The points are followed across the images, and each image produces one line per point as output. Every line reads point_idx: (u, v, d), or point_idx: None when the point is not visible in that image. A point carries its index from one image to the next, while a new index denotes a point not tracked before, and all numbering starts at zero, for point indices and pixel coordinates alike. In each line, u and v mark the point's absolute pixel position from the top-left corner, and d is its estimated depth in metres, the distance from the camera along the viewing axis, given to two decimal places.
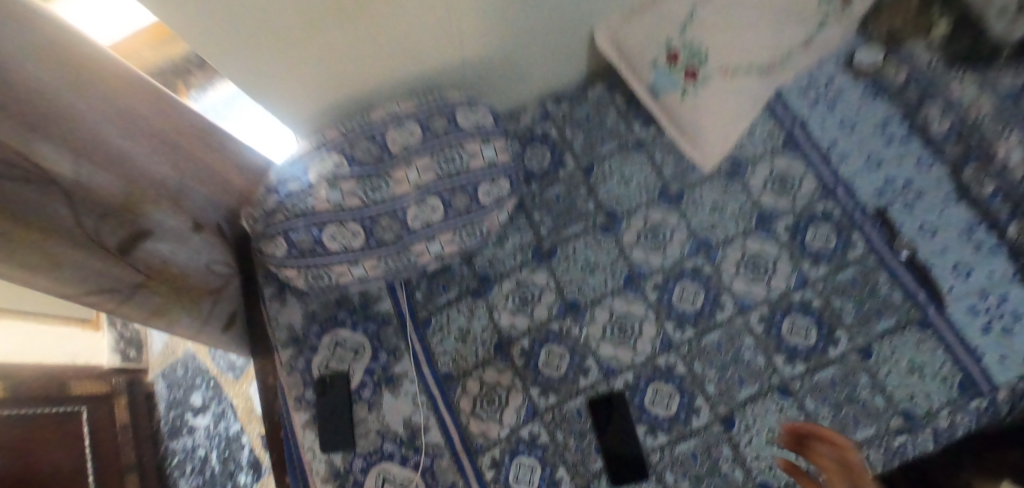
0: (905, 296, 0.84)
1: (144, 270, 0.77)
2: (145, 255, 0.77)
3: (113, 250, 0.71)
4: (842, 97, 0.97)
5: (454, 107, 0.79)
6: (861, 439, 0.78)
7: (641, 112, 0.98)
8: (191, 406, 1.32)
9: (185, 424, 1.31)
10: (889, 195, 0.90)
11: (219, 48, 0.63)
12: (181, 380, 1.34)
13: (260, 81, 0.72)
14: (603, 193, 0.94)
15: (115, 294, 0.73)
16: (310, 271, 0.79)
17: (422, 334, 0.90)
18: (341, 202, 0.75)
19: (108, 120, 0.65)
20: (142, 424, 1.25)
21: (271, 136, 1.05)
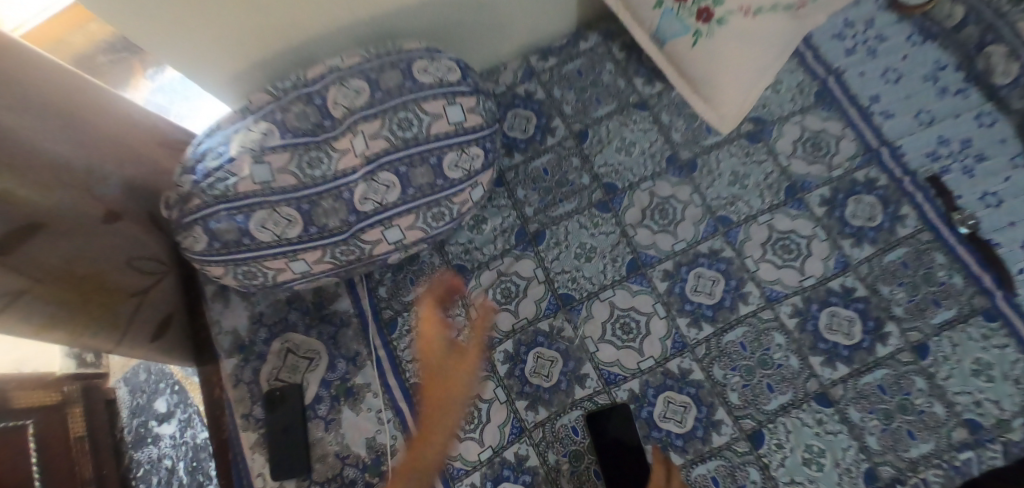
0: (967, 280, 0.69)
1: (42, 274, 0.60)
2: (38, 256, 0.60)
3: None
4: (886, 44, 0.82)
5: (411, 59, 0.64)
6: (916, 457, 0.63)
7: (645, 68, 0.83)
8: (156, 414, 0.96)
9: (149, 434, 0.94)
10: (943, 159, 0.75)
11: None
12: (144, 384, 0.97)
13: (160, 31, 0.56)
14: (601, 163, 0.79)
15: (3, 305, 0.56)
16: (238, 268, 0.63)
17: (386, 338, 0.76)
18: (270, 181, 0.60)
19: None
20: (102, 436, 0.87)
21: None
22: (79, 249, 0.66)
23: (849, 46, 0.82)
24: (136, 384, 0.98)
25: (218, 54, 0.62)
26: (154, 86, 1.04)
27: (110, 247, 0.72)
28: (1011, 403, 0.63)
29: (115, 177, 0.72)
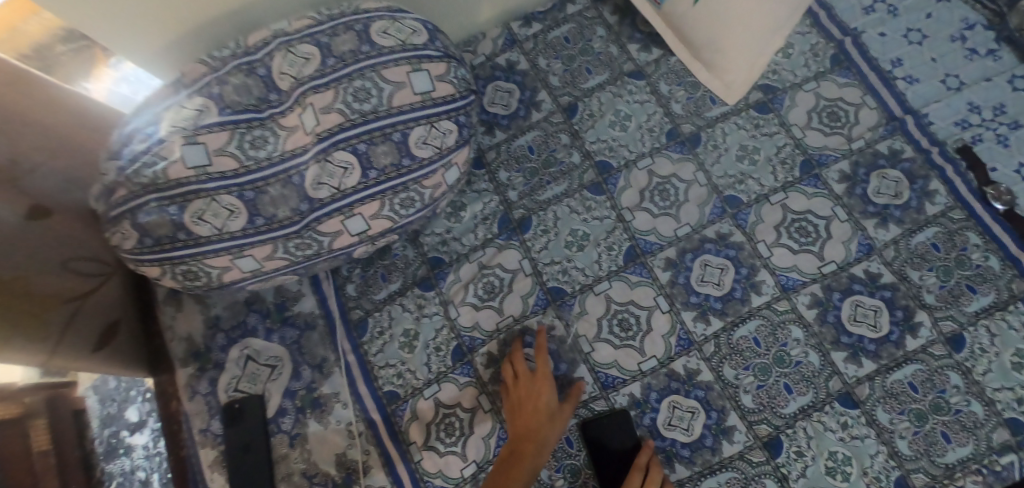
0: (1005, 262, 0.61)
1: None
2: None
3: None
4: (906, 1, 0.73)
5: (369, 22, 0.55)
6: (954, 463, 0.56)
7: (639, 33, 0.75)
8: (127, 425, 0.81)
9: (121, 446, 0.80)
10: (974, 127, 0.67)
11: None
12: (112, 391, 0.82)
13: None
14: (593, 141, 0.70)
15: None
16: (177, 268, 0.55)
17: (356, 342, 0.67)
18: (205, 165, 0.51)
19: None
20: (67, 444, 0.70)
21: None
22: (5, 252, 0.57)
23: (866, 4, 0.73)
24: (107, 393, 0.82)
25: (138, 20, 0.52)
26: (119, 76, 0.85)
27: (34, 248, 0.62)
28: None
29: (42, 168, 0.63)
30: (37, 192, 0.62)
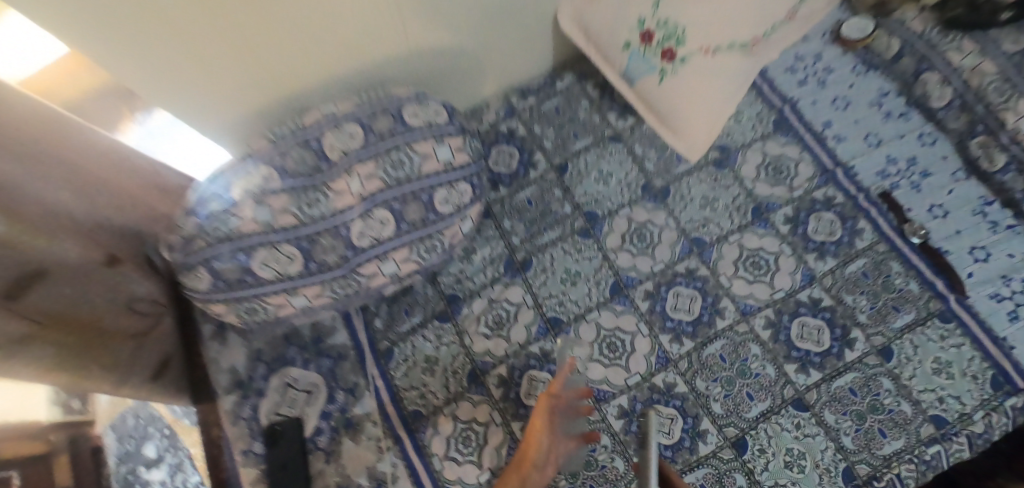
0: (922, 287, 0.75)
1: (40, 318, 0.61)
2: (37, 302, 0.61)
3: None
4: (832, 75, 0.90)
5: (401, 103, 0.68)
6: (890, 454, 0.67)
7: (616, 104, 0.90)
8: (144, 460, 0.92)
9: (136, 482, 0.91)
10: (892, 176, 0.81)
11: (102, 49, 0.52)
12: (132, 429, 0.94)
13: (163, 86, 0.60)
14: (581, 193, 0.84)
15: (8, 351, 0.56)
16: (241, 306, 0.66)
17: (384, 368, 0.78)
18: (271, 222, 0.63)
19: None
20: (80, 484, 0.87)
21: (205, 158, 0.91)
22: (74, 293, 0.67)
23: (800, 78, 0.90)
24: (125, 431, 0.94)
25: (208, 92, 0.64)
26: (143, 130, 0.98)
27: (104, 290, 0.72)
28: (970, 397, 0.69)
29: (112, 220, 0.72)
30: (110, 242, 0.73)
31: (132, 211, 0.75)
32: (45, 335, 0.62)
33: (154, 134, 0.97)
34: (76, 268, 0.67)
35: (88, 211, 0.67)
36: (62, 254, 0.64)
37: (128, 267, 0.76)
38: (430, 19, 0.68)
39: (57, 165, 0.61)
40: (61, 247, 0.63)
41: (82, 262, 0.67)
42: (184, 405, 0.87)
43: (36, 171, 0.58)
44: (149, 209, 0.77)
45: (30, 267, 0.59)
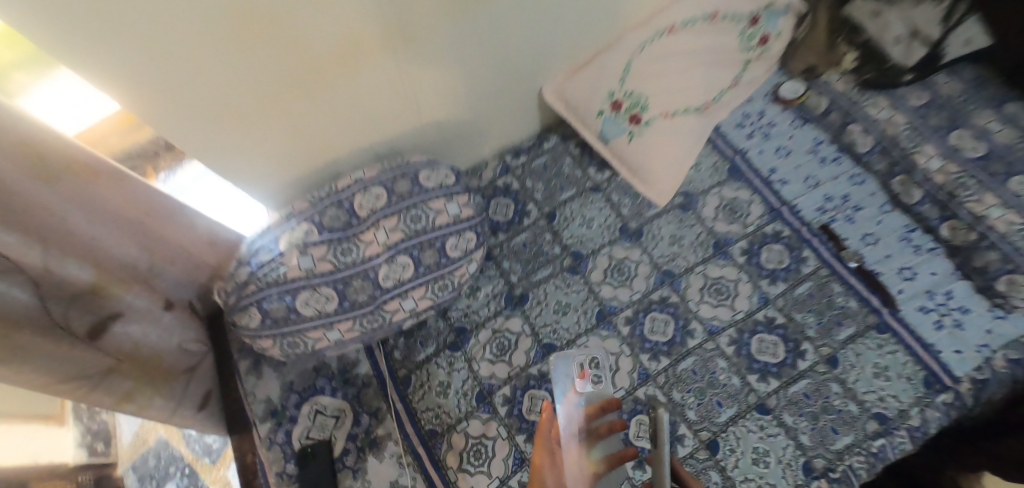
0: (860, 303, 0.88)
1: (113, 355, 0.73)
2: (112, 341, 0.73)
3: (82, 337, 0.68)
4: (775, 128, 1.06)
5: (417, 168, 0.84)
6: (841, 448, 0.79)
7: (594, 159, 1.07)
8: None
9: None
10: (830, 212, 0.96)
11: (195, 136, 0.67)
12: (153, 471, 1.11)
13: (231, 161, 0.75)
14: (568, 235, 0.99)
15: (85, 382, 0.69)
16: (284, 340, 0.78)
17: (403, 393, 0.89)
18: (312, 268, 0.76)
19: (80, 210, 0.64)
20: None
21: (234, 204, 1.03)
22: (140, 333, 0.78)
23: (747, 132, 1.07)
24: (148, 471, 1.11)
25: (264, 160, 0.79)
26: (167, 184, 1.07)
27: (167, 331, 0.84)
28: (907, 396, 0.81)
29: (167, 272, 0.82)
30: (169, 290, 0.85)
31: (184, 262, 0.85)
32: (118, 368, 0.74)
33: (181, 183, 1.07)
34: (140, 313, 0.78)
35: (155, 264, 0.79)
36: (135, 301, 0.76)
37: (182, 310, 0.88)
38: (440, 98, 0.86)
39: (125, 223, 0.71)
40: (132, 292, 0.76)
41: (151, 307, 0.80)
42: (217, 438, 1.10)
43: (120, 235, 0.71)
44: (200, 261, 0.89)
45: (109, 309, 0.73)
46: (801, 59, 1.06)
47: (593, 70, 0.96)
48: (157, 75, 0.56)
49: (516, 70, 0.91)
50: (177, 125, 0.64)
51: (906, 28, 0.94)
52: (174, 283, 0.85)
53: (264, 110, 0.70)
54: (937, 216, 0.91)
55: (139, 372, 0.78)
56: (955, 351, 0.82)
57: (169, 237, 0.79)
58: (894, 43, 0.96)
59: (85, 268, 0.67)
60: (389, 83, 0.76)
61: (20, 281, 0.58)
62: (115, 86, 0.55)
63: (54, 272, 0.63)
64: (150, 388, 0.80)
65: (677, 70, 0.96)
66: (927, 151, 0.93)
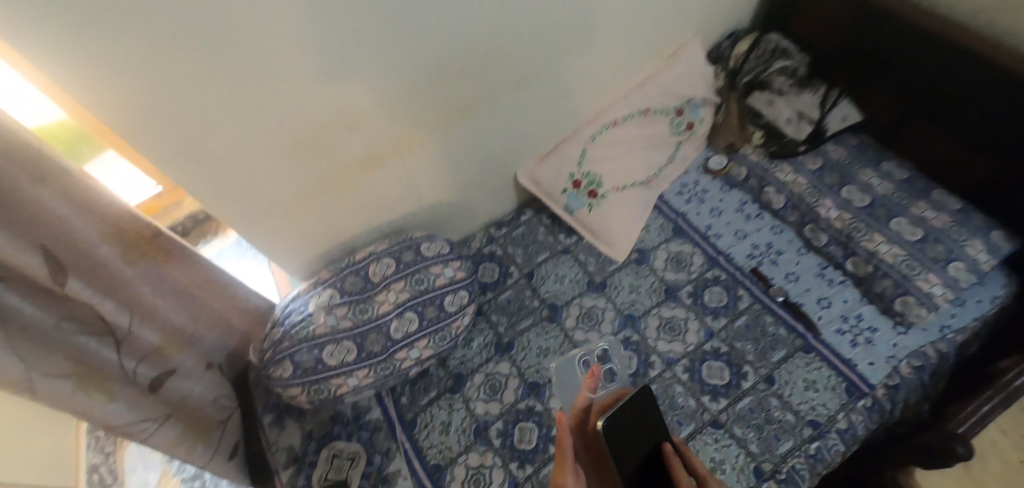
0: (788, 330, 1.06)
1: (168, 404, 0.88)
2: (168, 392, 0.88)
3: (146, 387, 0.83)
4: (708, 192, 1.30)
5: (419, 242, 1.06)
6: (784, 452, 0.93)
7: (563, 227, 1.29)
8: None
9: None
10: (757, 257, 1.17)
11: (252, 221, 0.96)
12: None
13: (272, 239, 1.02)
14: (544, 290, 1.18)
15: (150, 424, 0.82)
16: (311, 387, 0.94)
17: (410, 433, 1.02)
18: (336, 325, 0.95)
19: (149, 283, 0.83)
20: None
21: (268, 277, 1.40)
22: (191, 388, 0.93)
23: (686, 196, 1.30)
24: None
25: (296, 240, 1.05)
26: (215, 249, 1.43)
27: (209, 387, 0.97)
28: (833, 403, 0.97)
29: (206, 337, 0.99)
30: (208, 353, 1.00)
31: (220, 328, 1.02)
32: (175, 416, 0.88)
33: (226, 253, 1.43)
34: (190, 371, 0.93)
35: (198, 329, 0.96)
36: (184, 361, 0.92)
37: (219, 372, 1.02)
38: (432, 188, 1.15)
39: (177, 290, 0.89)
40: (184, 353, 0.92)
41: (195, 366, 0.95)
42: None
43: (177, 303, 0.90)
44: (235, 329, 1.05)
45: (167, 366, 0.88)
46: (721, 139, 1.33)
47: (557, 159, 1.24)
48: (233, 179, 0.87)
49: (490, 160, 1.19)
50: (240, 214, 0.93)
51: (794, 112, 1.23)
52: (212, 347, 1.00)
53: (300, 202, 0.99)
54: (840, 254, 1.11)
55: (189, 419, 0.91)
56: (869, 363, 0.99)
57: (212, 304, 0.98)
58: (788, 123, 1.23)
59: (153, 334, 0.85)
60: (393, 180, 1.07)
61: (106, 341, 0.77)
62: (209, 188, 0.86)
63: (133, 334, 0.81)
64: (197, 433, 0.92)
65: (619, 156, 1.24)
66: (826, 204, 1.15)
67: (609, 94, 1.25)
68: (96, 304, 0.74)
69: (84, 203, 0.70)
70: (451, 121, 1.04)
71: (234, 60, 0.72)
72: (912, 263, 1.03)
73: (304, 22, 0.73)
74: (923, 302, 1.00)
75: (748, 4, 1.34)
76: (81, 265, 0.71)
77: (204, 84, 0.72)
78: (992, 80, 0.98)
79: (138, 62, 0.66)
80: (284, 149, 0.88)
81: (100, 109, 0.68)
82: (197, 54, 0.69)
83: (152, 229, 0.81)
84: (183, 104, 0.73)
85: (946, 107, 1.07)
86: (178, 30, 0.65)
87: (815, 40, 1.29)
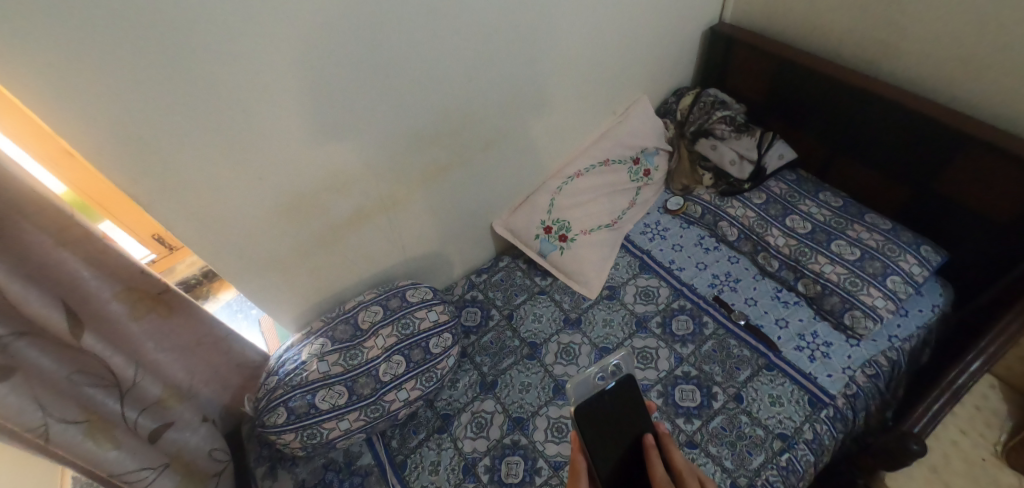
0: (752, 350, 1.14)
1: (166, 454, 0.92)
2: (166, 443, 0.93)
3: (145, 437, 0.89)
4: (669, 230, 1.42)
5: (404, 289, 1.15)
6: (757, 465, 0.98)
7: (539, 270, 1.40)
8: None
9: None
10: (718, 285, 1.27)
11: (249, 277, 1.05)
12: None
13: (270, 294, 1.11)
14: (524, 330, 1.26)
15: (150, 472, 0.87)
16: (304, 432, 0.99)
17: (401, 476, 1.05)
18: (328, 370, 1.02)
19: (150, 338, 0.92)
20: None
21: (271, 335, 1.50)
22: (186, 439, 0.98)
23: (649, 235, 1.42)
24: None
25: (291, 295, 1.15)
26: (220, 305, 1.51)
27: (205, 439, 1.02)
28: (798, 415, 1.03)
29: (202, 392, 1.05)
30: (205, 408, 1.06)
31: (216, 383, 1.09)
32: (171, 465, 0.93)
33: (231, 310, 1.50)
34: (186, 423, 0.99)
35: (195, 384, 1.03)
36: (182, 413, 0.98)
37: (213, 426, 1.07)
38: (416, 240, 1.26)
39: (177, 345, 0.98)
40: (182, 404, 0.98)
41: (193, 418, 1.00)
42: None
43: (177, 358, 0.99)
44: (231, 383, 1.12)
45: (165, 418, 0.94)
46: (677, 181, 1.49)
47: (527, 208, 1.36)
48: (233, 240, 0.98)
49: (469, 212, 1.31)
50: (239, 271, 1.03)
51: (735, 154, 1.36)
52: (208, 401, 1.07)
53: (295, 259, 1.09)
54: (792, 276, 1.22)
55: (185, 470, 0.96)
56: (827, 375, 1.07)
57: (208, 359, 1.06)
58: (732, 164, 1.36)
59: (155, 386, 0.92)
60: (380, 236, 1.18)
61: (111, 392, 0.84)
62: (211, 249, 0.97)
63: (138, 385, 0.89)
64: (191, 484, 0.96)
65: (584, 201, 1.36)
66: (775, 232, 1.26)
67: (572, 148, 1.39)
68: (104, 357, 0.83)
69: (102, 264, 0.82)
70: (431, 178, 1.17)
71: (236, 138, 0.87)
72: (854, 280, 1.12)
73: (294, 105, 0.89)
74: (868, 314, 1.08)
75: (687, 66, 1.53)
76: (94, 320, 0.82)
77: (211, 160, 0.87)
78: (893, 115, 1.14)
79: (158, 145, 0.81)
80: (279, 212, 1.00)
81: (126, 184, 0.82)
82: (206, 136, 0.84)
83: (161, 287, 0.92)
84: (192, 178, 0.87)
85: (867, 140, 1.22)
86: (190, 117, 0.81)
87: (747, 94, 1.48)
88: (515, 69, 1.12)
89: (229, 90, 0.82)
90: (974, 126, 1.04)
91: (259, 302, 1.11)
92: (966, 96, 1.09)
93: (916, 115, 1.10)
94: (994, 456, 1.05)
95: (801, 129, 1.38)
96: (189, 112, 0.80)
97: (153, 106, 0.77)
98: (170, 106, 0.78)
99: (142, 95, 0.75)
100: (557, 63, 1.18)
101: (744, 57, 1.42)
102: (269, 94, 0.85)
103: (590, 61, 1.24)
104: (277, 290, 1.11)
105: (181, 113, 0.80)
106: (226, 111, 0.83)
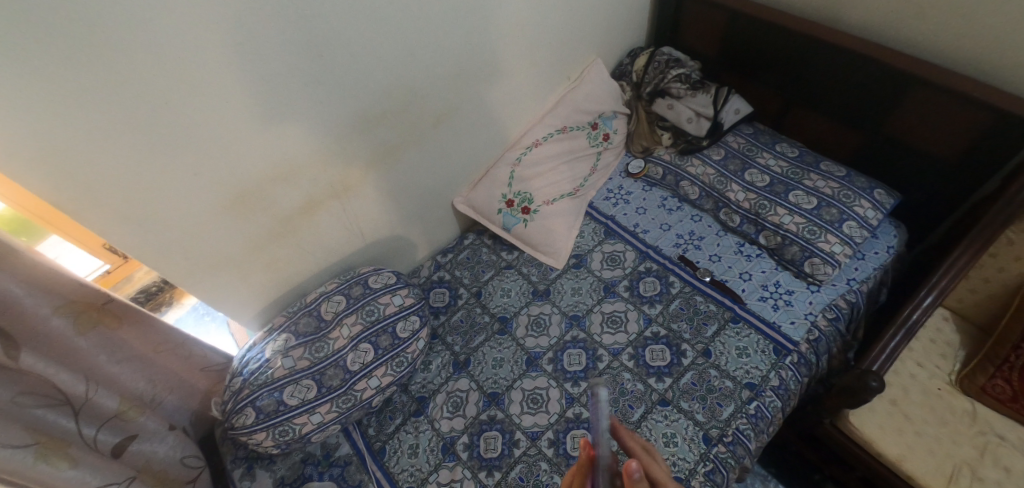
0: (717, 305, 1.16)
1: (133, 467, 0.90)
2: (132, 456, 0.90)
3: (107, 453, 0.86)
4: (631, 193, 1.41)
5: (367, 277, 1.14)
6: (728, 415, 1.00)
7: (505, 244, 1.38)
8: None
9: None
10: (682, 245, 1.28)
11: (201, 277, 1.01)
12: None
13: (225, 293, 1.07)
14: (493, 305, 1.26)
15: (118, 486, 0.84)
16: (275, 430, 0.97)
17: (381, 462, 1.04)
18: (294, 366, 1.01)
19: (101, 351, 0.88)
20: None
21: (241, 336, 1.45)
22: (154, 449, 0.95)
23: (612, 200, 1.41)
24: None
25: (250, 292, 1.11)
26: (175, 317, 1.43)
27: (172, 447, 0.98)
28: (764, 364, 1.05)
29: (167, 400, 1.01)
30: (172, 416, 1.02)
31: (181, 390, 1.05)
32: (140, 477, 0.90)
33: (189, 322, 1.44)
34: (152, 433, 0.95)
35: (157, 392, 0.99)
36: (147, 423, 0.94)
37: (183, 433, 1.03)
38: (375, 224, 1.23)
39: (134, 356, 0.94)
40: (145, 415, 0.94)
41: (160, 428, 0.97)
42: None
43: (137, 367, 0.95)
44: (193, 387, 1.09)
45: (128, 431, 0.91)
46: (636, 143, 1.49)
47: (487, 183, 1.34)
48: (178, 242, 0.93)
49: (429, 190, 1.28)
50: (189, 273, 0.99)
51: (692, 111, 1.35)
52: (175, 409, 1.03)
53: (249, 255, 1.05)
54: (753, 230, 1.23)
55: (157, 480, 0.93)
56: (791, 322, 1.09)
57: (168, 366, 1.02)
58: (690, 122, 1.35)
59: (113, 398, 0.88)
60: (336, 225, 1.15)
61: (64, 410, 0.80)
62: (157, 254, 0.92)
63: (94, 401, 0.85)
64: None
65: (543, 171, 1.34)
66: (734, 187, 1.26)
67: (528, 117, 1.37)
68: (49, 375, 0.78)
69: (34, 280, 0.78)
70: (382, 159, 1.12)
71: (165, 133, 0.81)
72: (812, 228, 1.14)
73: (224, 91, 0.83)
74: (827, 260, 1.11)
75: (639, 25, 1.50)
76: (34, 340, 0.78)
77: (144, 157, 0.81)
78: (844, 61, 1.14)
79: (79, 148, 0.75)
80: (223, 207, 0.95)
81: (51, 194, 0.77)
82: (132, 133, 0.78)
83: (103, 297, 0.88)
84: (125, 182, 0.81)
85: (818, 88, 1.23)
86: (111, 113, 0.75)
87: (701, 50, 1.46)
88: (461, 40, 1.08)
89: (150, 80, 0.75)
90: (922, 66, 1.05)
91: (215, 303, 1.07)
92: (913, 36, 1.09)
93: (867, 59, 1.10)
94: (949, 386, 1.09)
95: (754, 83, 1.38)
96: (108, 106, 0.74)
97: (68, 105, 0.71)
98: (89, 106, 0.73)
99: (53, 96, 0.70)
100: (504, 29, 1.14)
101: (694, 12, 1.40)
102: (200, 90, 0.80)
103: (540, 26, 1.20)
104: (233, 288, 1.07)
105: (101, 109, 0.74)
106: (150, 104, 0.77)
